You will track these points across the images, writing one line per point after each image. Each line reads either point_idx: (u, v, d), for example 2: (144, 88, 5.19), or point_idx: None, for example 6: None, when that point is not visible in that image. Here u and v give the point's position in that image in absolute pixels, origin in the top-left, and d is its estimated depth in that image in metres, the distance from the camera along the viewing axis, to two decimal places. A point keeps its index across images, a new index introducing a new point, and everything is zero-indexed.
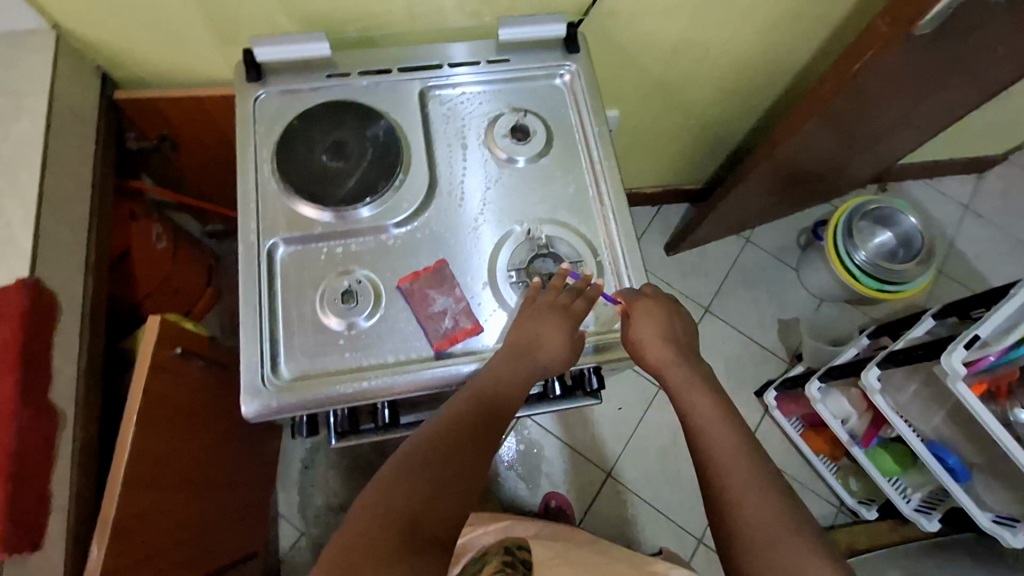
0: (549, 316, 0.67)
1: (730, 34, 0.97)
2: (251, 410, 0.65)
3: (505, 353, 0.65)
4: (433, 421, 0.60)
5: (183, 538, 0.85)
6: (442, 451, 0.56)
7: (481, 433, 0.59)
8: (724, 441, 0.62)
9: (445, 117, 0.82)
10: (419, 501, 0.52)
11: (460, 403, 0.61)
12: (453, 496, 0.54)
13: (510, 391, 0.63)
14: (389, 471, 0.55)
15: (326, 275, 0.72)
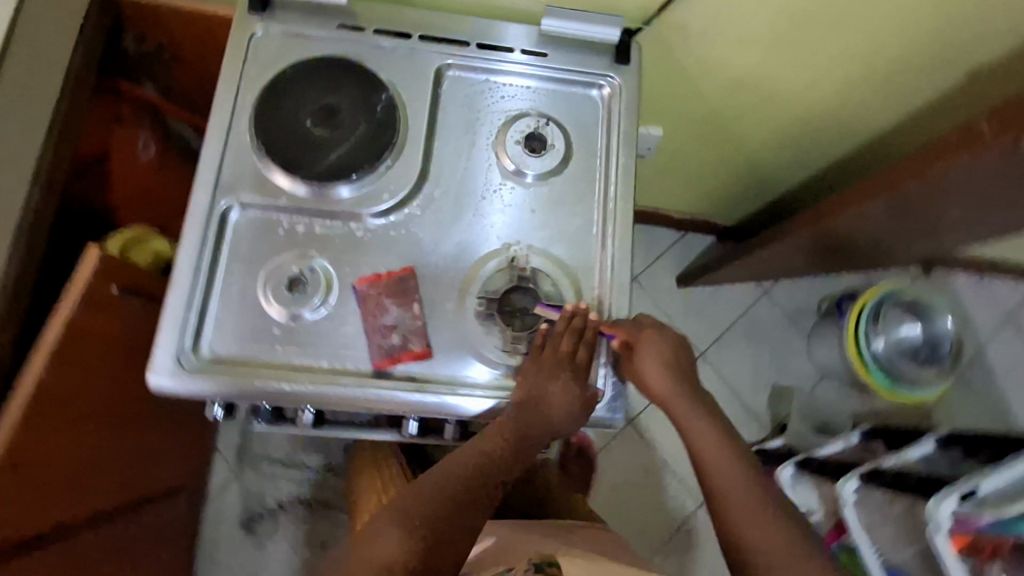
0: (557, 374, 0.63)
1: (805, 83, 0.85)
2: (160, 383, 0.60)
3: (515, 410, 0.63)
4: (436, 468, 0.62)
5: (89, 473, 0.81)
6: (438, 506, 0.59)
7: (479, 487, 0.61)
8: (722, 468, 0.63)
9: (458, 104, 0.71)
10: (406, 556, 0.56)
11: (463, 456, 0.62)
12: (440, 551, 0.57)
13: (515, 451, 0.62)
14: (384, 517, 0.59)
15: (279, 255, 0.65)
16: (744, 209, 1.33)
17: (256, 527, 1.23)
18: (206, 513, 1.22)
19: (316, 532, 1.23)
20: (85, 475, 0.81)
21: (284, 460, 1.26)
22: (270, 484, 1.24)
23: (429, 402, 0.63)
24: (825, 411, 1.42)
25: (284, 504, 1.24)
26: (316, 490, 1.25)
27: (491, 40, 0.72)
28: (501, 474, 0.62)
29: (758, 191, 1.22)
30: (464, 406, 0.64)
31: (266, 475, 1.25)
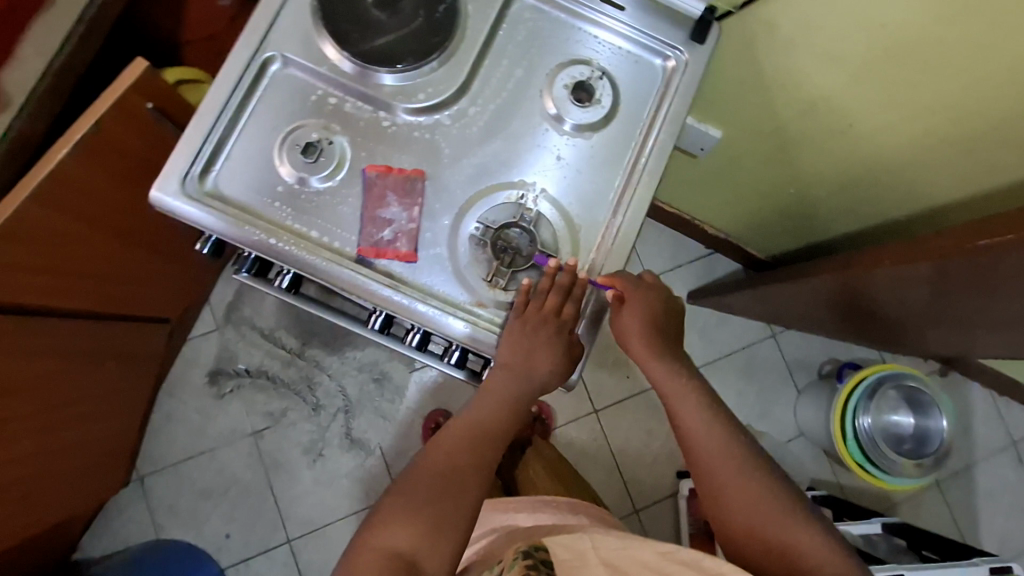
0: (543, 332, 0.64)
1: (877, 123, 0.81)
2: (158, 198, 0.62)
3: (500, 377, 0.66)
4: (427, 451, 0.66)
5: (80, 269, 0.86)
6: (432, 487, 0.62)
7: (474, 461, 0.64)
8: (702, 431, 0.67)
9: (521, 30, 0.70)
10: (411, 541, 0.60)
11: (452, 433, 0.66)
12: (444, 530, 0.61)
13: (502, 424, 0.67)
14: (387, 505, 0.63)
15: (304, 119, 0.66)
16: (781, 245, 1.29)
17: (222, 383, 1.29)
18: (181, 354, 1.28)
19: (274, 407, 1.29)
20: (76, 269, 0.85)
21: (266, 332, 1.30)
22: (245, 349, 1.30)
23: (398, 301, 0.64)
24: (790, 468, 1.40)
25: (253, 371, 1.29)
26: (286, 369, 1.30)
27: None
28: (492, 448, 0.66)
29: (799, 229, 1.19)
30: (430, 318, 0.64)
31: (244, 339, 1.30)
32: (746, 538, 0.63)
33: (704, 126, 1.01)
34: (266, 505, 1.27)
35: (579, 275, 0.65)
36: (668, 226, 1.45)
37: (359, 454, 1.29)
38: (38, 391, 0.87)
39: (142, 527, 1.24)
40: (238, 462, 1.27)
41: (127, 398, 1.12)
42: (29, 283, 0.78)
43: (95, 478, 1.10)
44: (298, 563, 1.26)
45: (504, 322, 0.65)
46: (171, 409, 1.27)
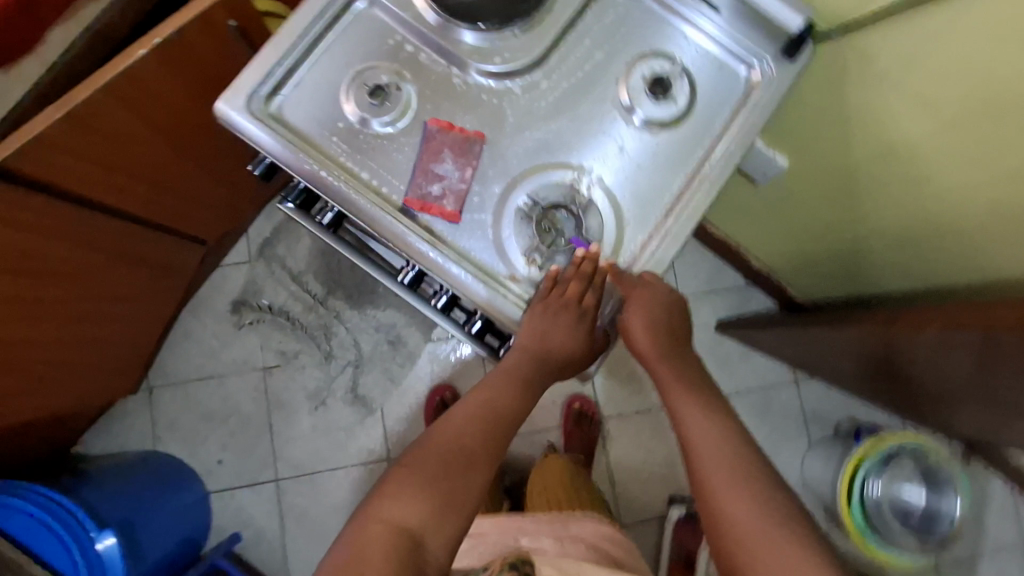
0: (562, 318, 0.63)
1: (952, 182, 0.77)
2: (225, 109, 0.63)
3: (515, 357, 0.64)
4: (436, 426, 0.63)
5: (127, 171, 0.87)
6: (442, 462, 0.59)
7: (486, 442, 0.62)
8: (696, 422, 0.61)
9: (609, 14, 0.68)
10: (418, 516, 0.56)
11: (464, 409, 0.63)
12: (452, 510, 0.58)
13: (515, 407, 0.64)
14: (393, 478, 0.59)
15: (378, 61, 0.66)
16: (822, 292, 1.24)
17: (244, 314, 1.31)
18: (210, 278, 1.31)
19: (288, 347, 1.31)
20: (124, 170, 0.87)
21: (294, 274, 1.32)
22: (271, 285, 1.32)
23: (433, 258, 0.63)
24: None
25: (275, 309, 1.31)
26: (307, 314, 1.31)
27: None
28: (504, 429, 0.63)
29: (845, 278, 1.14)
30: (460, 281, 0.63)
31: (273, 276, 1.32)
32: (741, 543, 0.55)
33: (771, 152, 0.98)
34: (262, 441, 1.29)
35: (602, 265, 0.64)
36: (711, 249, 1.42)
37: (360, 411, 1.30)
38: (70, 278, 0.89)
39: (142, 435, 1.27)
40: (244, 394, 1.29)
41: (152, 308, 1.15)
42: (78, 170, 0.80)
43: (107, 378, 1.13)
44: (281, 504, 1.27)
45: (528, 297, 0.64)
46: (190, 328, 1.30)
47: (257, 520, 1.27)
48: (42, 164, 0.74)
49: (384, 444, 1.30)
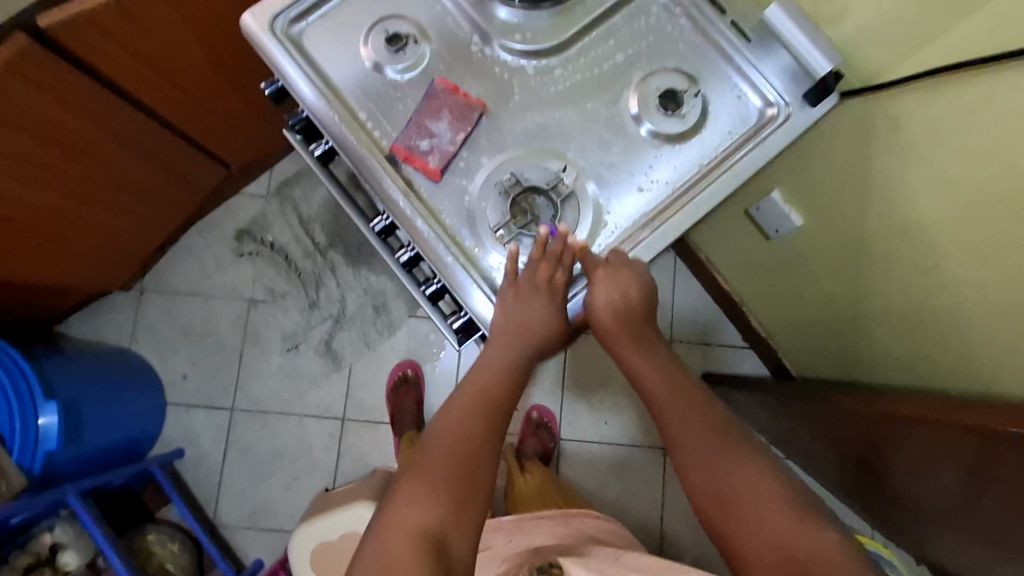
0: (536, 302, 0.62)
1: (960, 276, 0.73)
2: (248, 23, 0.65)
3: (500, 343, 0.62)
4: (432, 427, 0.60)
5: (166, 76, 0.90)
6: (450, 461, 0.56)
7: (488, 433, 0.59)
8: (693, 430, 0.59)
9: (641, 21, 0.68)
10: (435, 516, 0.53)
11: (460, 404, 0.60)
12: (467, 504, 0.55)
13: (508, 390, 0.62)
14: (404, 486, 0.56)
15: (405, 12, 0.67)
16: (814, 369, 1.18)
17: (245, 244, 1.34)
18: (225, 201, 1.35)
19: (277, 286, 1.33)
20: (163, 75, 0.90)
21: (303, 219, 1.35)
22: (280, 223, 1.35)
23: (403, 208, 0.64)
24: None
25: (275, 247, 1.34)
26: (304, 259, 1.34)
27: None
28: (501, 413, 0.60)
29: (839, 361, 1.08)
30: (424, 238, 0.63)
31: (284, 215, 1.35)
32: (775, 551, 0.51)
33: (787, 208, 0.95)
34: (229, 367, 1.31)
35: (570, 242, 0.63)
36: (715, 301, 1.38)
37: (329, 364, 1.32)
38: (88, 160, 0.92)
39: (121, 331, 1.31)
40: (225, 318, 1.32)
41: (162, 214, 1.19)
42: (122, 61, 0.83)
43: (101, 268, 1.16)
44: (228, 432, 1.29)
45: (500, 284, 0.64)
46: (194, 244, 1.34)
47: (202, 441, 1.28)
48: (88, 45, 0.77)
49: (342, 402, 1.31)
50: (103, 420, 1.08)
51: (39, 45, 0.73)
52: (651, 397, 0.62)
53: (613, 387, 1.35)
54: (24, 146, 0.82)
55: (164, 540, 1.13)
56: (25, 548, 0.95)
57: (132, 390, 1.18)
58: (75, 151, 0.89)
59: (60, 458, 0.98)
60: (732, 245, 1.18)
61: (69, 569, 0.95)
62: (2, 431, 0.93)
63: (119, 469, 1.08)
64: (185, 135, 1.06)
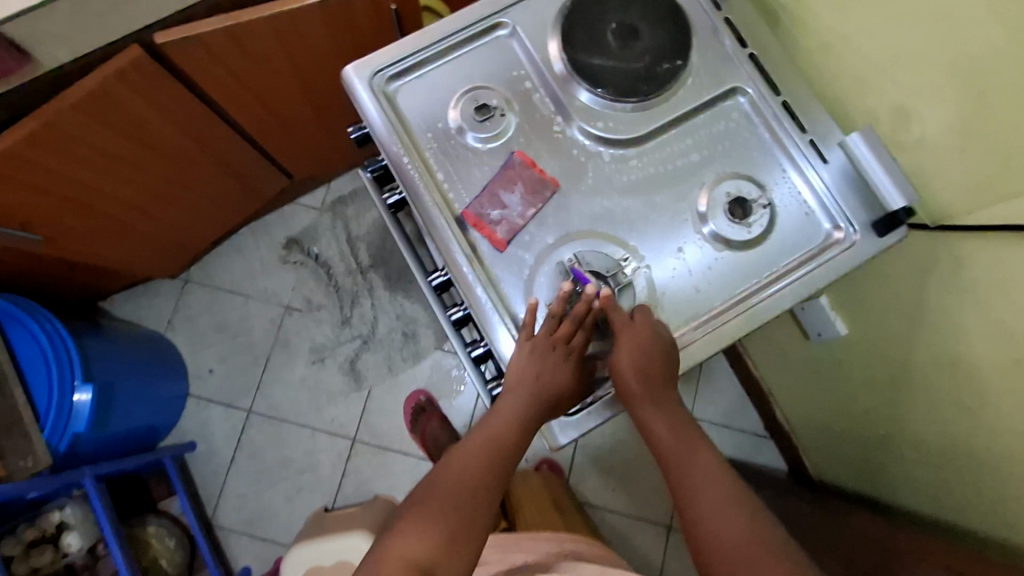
0: (550, 359, 0.63)
1: (1000, 423, 0.71)
2: (352, 73, 0.68)
3: (519, 392, 0.63)
4: (442, 463, 0.62)
5: (252, 96, 0.94)
6: (451, 499, 0.58)
7: (490, 474, 0.61)
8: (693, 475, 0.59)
9: (720, 124, 0.70)
10: (431, 549, 0.54)
11: (468, 445, 0.63)
12: (463, 541, 0.56)
13: (517, 437, 0.63)
14: (407, 516, 0.57)
15: (497, 84, 0.70)
16: (837, 477, 1.15)
17: (292, 252, 1.37)
18: (282, 208, 1.39)
19: (315, 298, 1.36)
20: (251, 94, 0.94)
21: (351, 237, 1.38)
22: (328, 236, 1.38)
23: (465, 272, 0.65)
24: None
25: (320, 259, 1.37)
26: (345, 276, 1.37)
27: (799, 109, 0.69)
28: (506, 461, 0.62)
29: (861, 472, 1.05)
30: (480, 304, 0.65)
31: (333, 230, 1.38)
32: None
33: (832, 315, 0.95)
34: (254, 370, 1.34)
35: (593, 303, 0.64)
36: (742, 385, 1.36)
37: (350, 383, 1.33)
38: (167, 161, 0.96)
39: (159, 318, 1.34)
40: (259, 322, 1.35)
41: (221, 214, 1.23)
42: (219, 78, 0.87)
43: (155, 259, 1.20)
44: (242, 433, 1.31)
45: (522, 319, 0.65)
46: (243, 245, 1.38)
47: (216, 438, 1.30)
48: (193, 62, 0.81)
49: (356, 422, 1.32)
50: (128, 408, 1.10)
51: (149, 58, 0.77)
52: (662, 453, 0.62)
53: (626, 453, 1.34)
54: (113, 143, 0.86)
55: (162, 535, 1.14)
56: (33, 523, 0.97)
57: (161, 381, 1.21)
58: (157, 150, 0.93)
59: (83, 439, 0.99)
60: (769, 336, 1.18)
61: (71, 551, 0.97)
62: (38, 407, 0.93)
63: (134, 457, 1.11)
64: (259, 146, 1.10)
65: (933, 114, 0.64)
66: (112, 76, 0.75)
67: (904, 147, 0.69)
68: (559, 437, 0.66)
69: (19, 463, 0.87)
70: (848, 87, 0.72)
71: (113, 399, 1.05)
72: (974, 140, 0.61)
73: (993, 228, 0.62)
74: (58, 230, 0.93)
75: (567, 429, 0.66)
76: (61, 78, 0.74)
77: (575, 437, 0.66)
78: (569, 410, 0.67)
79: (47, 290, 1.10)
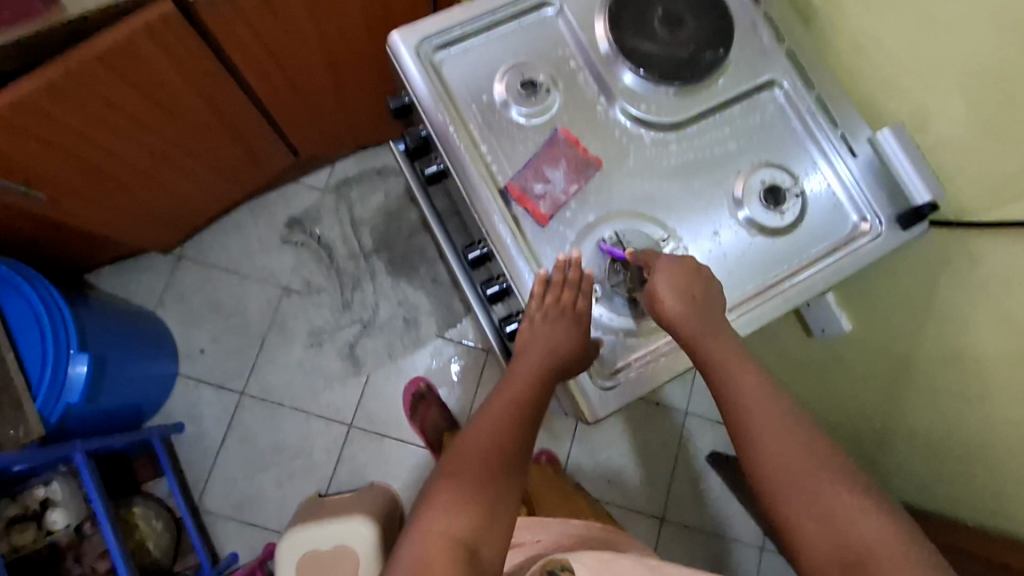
0: (559, 324, 0.64)
1: (1003, 413, 0.74)
2: (398, 39, 0.68)
3: (532, 356, 0.64)
4: (465, 430, 0.61)
5: (275, 66, 0.92)
6: (480, 468, 0.57)
7: (516, 437, 0.60)
8: (778, 435, 0.54)
9: (756, 114, 0.72)
10: (470, 527, 0.53)
11: (489, 412, 0.61)
12: (498, 517, 0.55)
13: (538, 398, 0.63)
14: (439, 490, 0.55)
15: (542, 61, 0.70)
16: None
17: (294, 233, 1.34)
18: (285, 186, 1.36)
19: (315, 280, 1.33)
20: (274, 64, 0.91)
21: (355, 219, 1.36)
22: (332, 216, 1.36)
23: (507, 245, 0.65)
24: None
25: (322, 240, 1.34)
26: (347, 260, 1.34)
27: (831, 103, 0.72)
28: (530, 422, 0.62)
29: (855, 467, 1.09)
30: (521, 279, 0.65)
31: (337, 211, 1.36)
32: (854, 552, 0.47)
33: (837, 311, 0.95)
34: (248, 350, 1.30)
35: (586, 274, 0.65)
36: None
37: (348, 367, 1.31)
38: (180, 125, 0.93)
39: (149, 293, 1.29)
40: (256, 301, 1.31)
41: (225, 188, 1.19)
42: (245, 43, 0.84)
43: (152, 231, 1.16)
44: (234, 415, 1.27)
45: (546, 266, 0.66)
46: (242, 222, 1.34)
47: (205, 420, 1.26)
48: (223, 23, 0.79)
49: (354, 407, 1.29)
50: (118, 383, 1.06)
51: (179, 14, 0.74)
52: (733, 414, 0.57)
53: (623, 446, 1.35)
54: (128, 100, 0.82)
55: (149, 517, 1.10)
56: (15, 499, 0.92)
57: (152, 358, 1.17)
58: (172, 113, 0.89)
59: (72, 412, 0.94)
60: (770, 335, 1.21)
61: (56, 529, 0.91)
62: (30, 376, 0.88)
63: (121, 435, 1.06)
64: (273, 119, 1.07)
65: (958, 116, 0.67)
66: (138, 29, 0.72)
67: (926, 147, 0.72)
68: (598, 412, 0.66)
69: (10, 431, 0.84)
70: (873, 90, 0.76)
71: (105, 374, 1.01)
72: (994, 142, 0.65)
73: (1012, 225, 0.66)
74: (62, 189, 0.88)
75: (606, 405, 0.66)
76: (83, 30, 0.71)
77: (614, 411, 0.66)
78: (607, 385, 0.66)
79: (37, 255, 1.04)
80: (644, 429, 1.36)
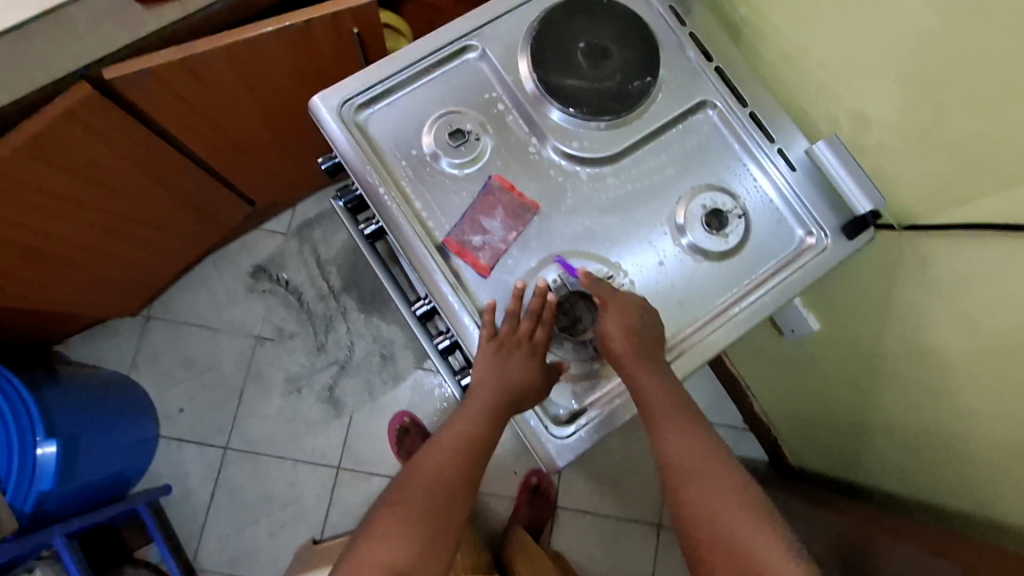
0: (516, 358, 0.62)
1: (970, 408, 0.73)
2: (321, 101, 0.66)
3: (485, 390, 0.62)
4: (416, 458, 0.61)
5: (211, 127, 0.90)
6: (424, 501, 0.57)
7: (463, 472, 0.60)
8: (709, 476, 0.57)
9: (691, 138, 0.71)
10: (405, 558, 0.54)
11: (441, 444, 0.61)
12: (436, 552, 0.55)
13: (489, 436, 0.62)
14: (381, 519, 0.56)
15: (469, 107, 0.69)
16: (816, 464, 1.19)
17: (260, 280, 1.33)
18: (247, 234, 1.34)
19: (287, 325, 1.32)
20: (209, 125, 0.90)
21: (320, 261, 1.34)
22: (297, 259, 1.34)
23: (450, 301, 0.65)
24: None
25: (289, 285, 1.33)
26: (316, 302, 1.33)
27: (765, 118, 0.71)
28: (479, 457, 0.62)
29: (840, 459, 1.09)
30: (467, 332, 0.65)
31: (302, 253, 1.35)
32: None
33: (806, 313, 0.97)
34: (226, 405, 1.29)
35: (548, 300, 0.64)
36: (719, 381, 1.40)
37: (329, 411, 1.30)
38: (120, 196, 0.91)
39: (121, 357, 1.28)
40: (230, 354, 1.30)
41: (183, 246, 1.17)
42: (174, 109, 0.83)
43: (115, 298, 1.15)
44: (220, 470, 1.26)
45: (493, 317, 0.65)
46: (207, 276, 1.33)
47: (191, 479, 1.25)
48: (146, 95, 0.77)
49: (340, 449, 1.29)
50: (95, 458, 1.04)
51: (99, 94, 0.72)
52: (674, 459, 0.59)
53: (613, 457, 1.35)
54: (60, 183, 0.80)
55: None
56: None
57: (128, 424, 1.15)
58: (109, 187, 0.88)
59: (47, 497, 0.93)
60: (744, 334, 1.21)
61: None
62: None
63: (104, 509, 1.05)
64: (220, 175, 1.06)
65: (893, 119, 0.66)
66: (57, 116, 0.70)
67: (866, 151, 0.71)
68: (558, 462, 0.64)
69: None
70: (810, 97, 0.75)
71: (78, 453, 0.99)
72: (929, 145, 0.64)
73: (952, 227, 0.65)
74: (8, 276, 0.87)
75: (566, 453, 0.64)
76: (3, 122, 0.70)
77: (573, 460, 0.64)
78: (566, 432, 0.65)
79: None
80: (632, 438, 1.36)
